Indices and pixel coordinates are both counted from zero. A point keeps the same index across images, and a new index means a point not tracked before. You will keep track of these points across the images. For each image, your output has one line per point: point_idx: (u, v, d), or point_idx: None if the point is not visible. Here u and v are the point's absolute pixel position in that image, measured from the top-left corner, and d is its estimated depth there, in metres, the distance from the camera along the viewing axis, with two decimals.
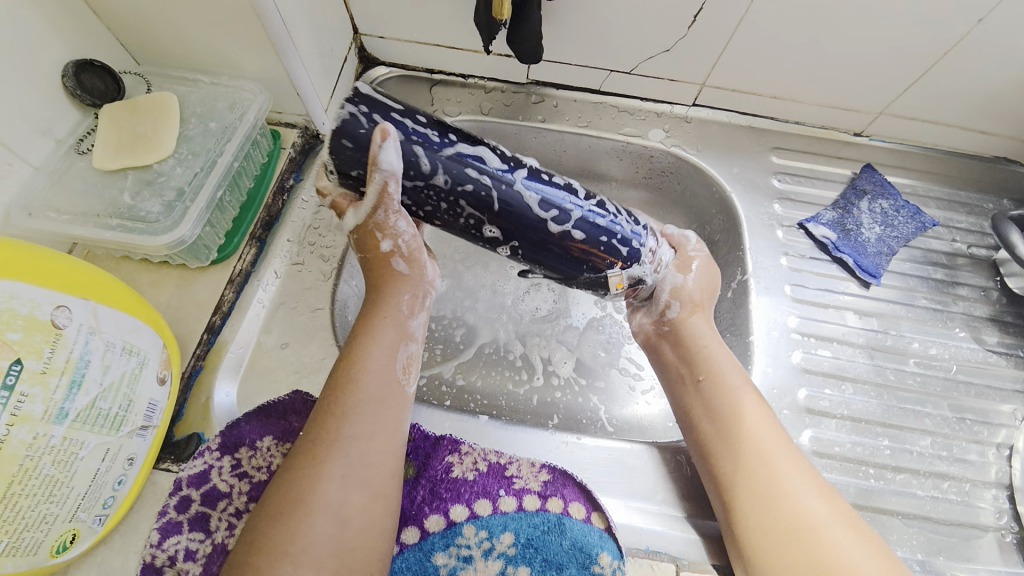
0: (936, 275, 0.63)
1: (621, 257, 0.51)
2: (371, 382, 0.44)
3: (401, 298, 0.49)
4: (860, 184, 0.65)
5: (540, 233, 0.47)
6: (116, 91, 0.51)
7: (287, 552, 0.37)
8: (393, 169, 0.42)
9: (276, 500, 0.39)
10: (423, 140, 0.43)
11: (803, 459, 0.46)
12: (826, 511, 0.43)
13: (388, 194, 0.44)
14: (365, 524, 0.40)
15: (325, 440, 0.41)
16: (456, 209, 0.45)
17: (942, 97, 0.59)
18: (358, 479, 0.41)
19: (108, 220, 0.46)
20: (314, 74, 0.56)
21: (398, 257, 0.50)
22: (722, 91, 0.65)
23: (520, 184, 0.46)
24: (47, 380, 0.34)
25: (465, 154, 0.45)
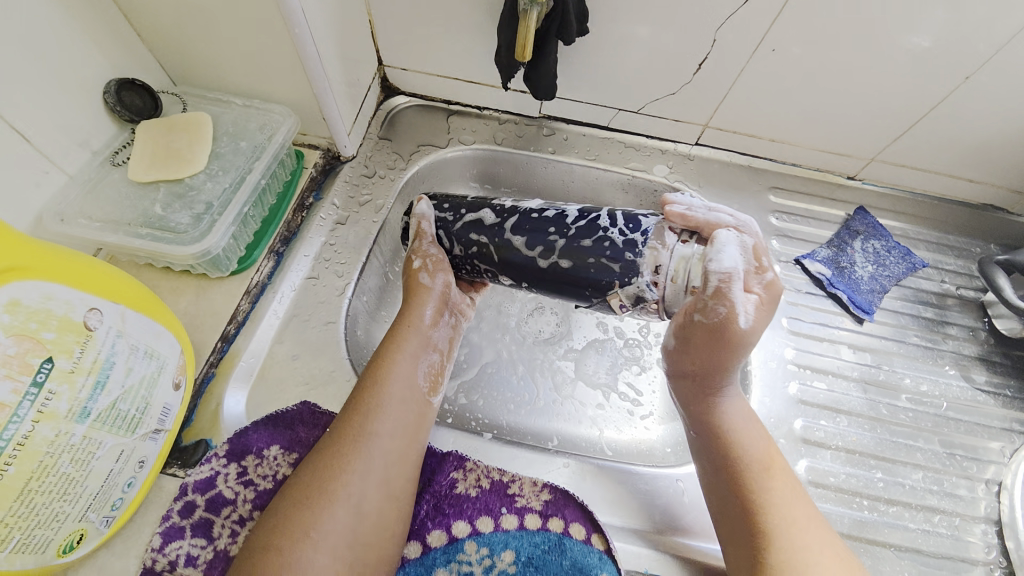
0: (927, 314, 0.65)
1: (616, 275, 0.46)
2: (396, 385, 0.47)
3: (424, 311, 0.51)
4: (854, 225, 0.68)
5: (536, 271, 0.49)
6: (154, 109, 0.54)
7: (310, 537, 0.39)
8: (425, 212, 0.54)
9: (304, 482, 0.42)
10: (444, 223, 0.53)
11: (805, 506, 0.46)
12: (825, 563, 0.43)
13: (424, 230, 0.54)
14: (382, 518, 0.43)
15: (350, 435, 0.44)
16: (475, 266, 0.53)
17: (930, 146, 0.63)
18: (379, 477, 0.43)
19: (137, 228, 0.48)
20: (341, 101, 0.59)
21: (423, 273, 0.53)
22: (723, 132, 0.69)
23: (510, 231, 0.50)
24: (74, 378, 0.35)
25: (472, 220, 0.52)
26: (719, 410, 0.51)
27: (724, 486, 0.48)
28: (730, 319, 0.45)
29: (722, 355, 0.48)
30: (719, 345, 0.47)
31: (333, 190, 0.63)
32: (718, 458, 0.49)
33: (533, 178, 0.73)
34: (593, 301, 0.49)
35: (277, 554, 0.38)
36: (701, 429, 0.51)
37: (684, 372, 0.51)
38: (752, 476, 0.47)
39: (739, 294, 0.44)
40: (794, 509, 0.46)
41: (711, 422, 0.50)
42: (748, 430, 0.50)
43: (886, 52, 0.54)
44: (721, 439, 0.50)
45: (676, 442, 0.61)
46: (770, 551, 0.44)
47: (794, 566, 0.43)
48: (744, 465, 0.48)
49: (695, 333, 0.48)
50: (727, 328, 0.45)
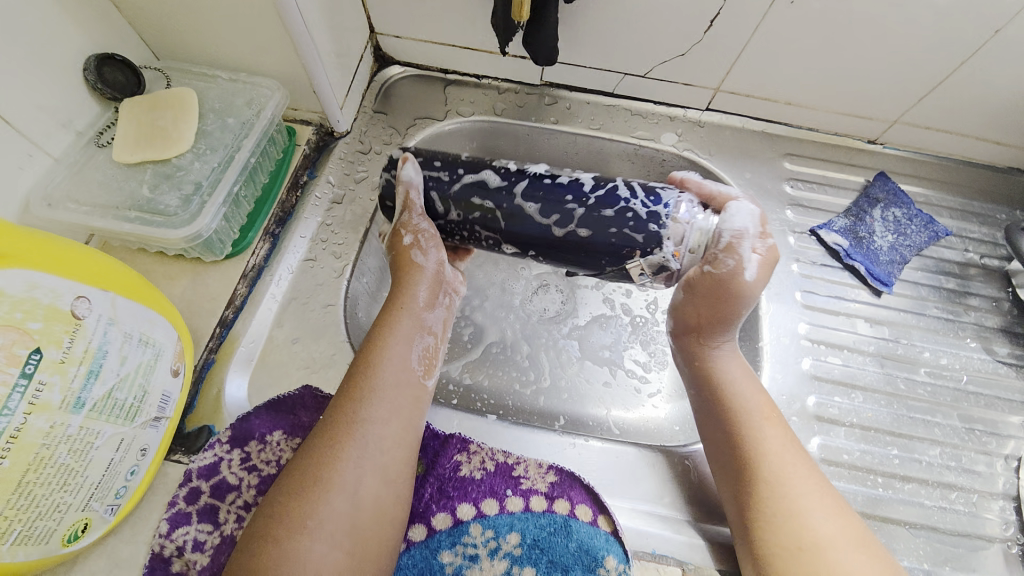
0: (948, 285, 0.62)
1: (639, 244, 0.47)
2: (386, 371, 0.46)
3: (418, 291, 0.50)
4: (874, 192, 0.65)
5: (550, 241, 0.48)
6: (137, 86, 0.52)
7: (305, 526, 0.39)
8: (412, 181, 0.48)
9: (299, 474, 0.41)
10: (437, 184, 0.48)
11: (801, 458, 0.46)
12: (818, 514, 0.43)
13: (412, 201, 0.49)
14: (379, 506, 0.42)
15: (341, 424, 0.43)
16: (475, 233, 0.50)
17: (958, 107, 0.59)
18: (375, 463, 0.42)
19: (126, 212, 0.47)
20: (331, 73, 0.57)
21: (416, 250, 0.50)
22: (735, 96, 0.65)
23: (521, 197, 0.48)
24: (66, 369, 0.34)
25: (473, 182, 0.48)
26: (718, 362, 0.51)
27: (720, 436, 0.48)
28: (738, 273, 0.48)
29: (724, 306, 0.50)
30: (724, 297, 0.49)
31: (328, 168, 0.61)
32: (715, 408, 0.49)
33: (535, 150, 0.70)
34: (606, 271, 0.50)
35: (274, 547, 0.38)
36: (700, 382, 0.51)
37: (687, 325, 0.52)
38: (748, 427, 0.47)
39: (749, 250, 0.48)
40: (790, 462, 0.45)
41: (710, 373, 0.51)
42: (745, 382, 0.49)
43: (911, 6, 0.50)
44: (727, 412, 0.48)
45: (683, 420, 0.59)
46: (763, 499, 0.44)
47: (785, 513, 0.43)
48: (740, 415, 0.48)
49: (701, 285, 0.50)
50: (733, 281, 0.48)
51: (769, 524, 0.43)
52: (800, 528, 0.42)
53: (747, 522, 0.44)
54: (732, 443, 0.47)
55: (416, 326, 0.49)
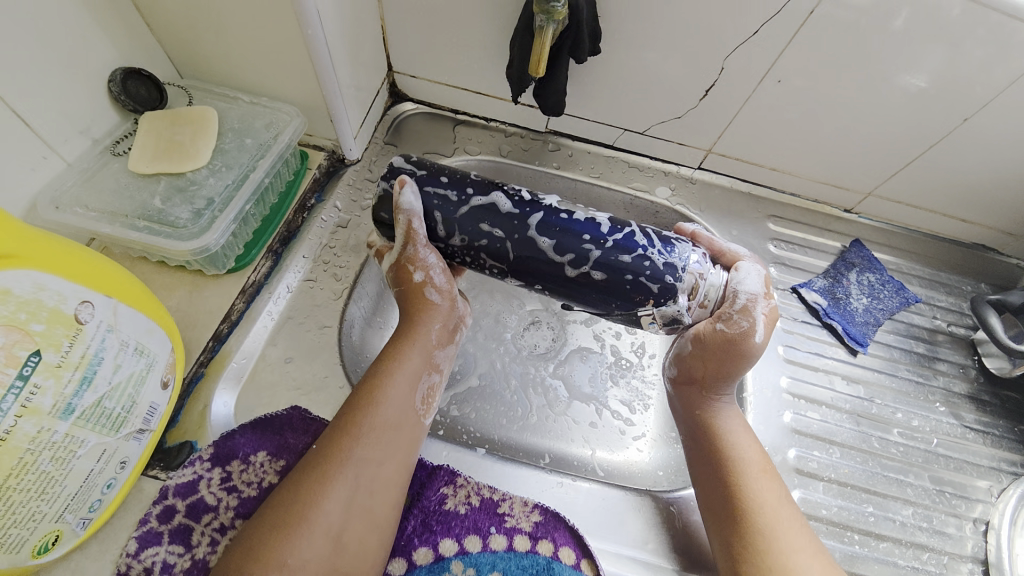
0: (918, 349, 0.66)
1: (653, 294, 0.48)
2: (388, 409, 0.45)
3: (429, 329, 0.50)
4: (850, 257, 0.69)
5: (557, 275, 0.49)
6: (159, 101, 0.53)
7: (285, 564, 0.37)
8: (413, 210, 0.49)
9: (283, 511, 0.39)
10: (443, 203, 0.49)
11: (792, 513, 0.47)
12: (811, 572, 0.43)
13: (413, 232, 0.49)
14: (361, 547, 0.41)
15: (337, 460, 0.42)
16: (479, 259, 0.50)
17: (925, 184, 0.65)
18: (361, 505, 0.41)
19: (135, 220, 0.47)
20: (350, 105, 0.59)
21: (431, 288, 0.51)
22: (727, 159, 0.69)
23: (535, 229, 0.49)
24: (61, 373, 0.34)
25: (481, 206, 0.49)
26: (721, 416, 0.52)
27: (716, 484, 0.49)
28: (750, 334, 0.51)
29: (730, 364, 0.52)
30: (730, 354, 0.51)
31: (335, 193, 0.63)
32: (711, 458, 0.50)
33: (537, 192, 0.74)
34: (615, 312, 0.51)
35: None
36: (698, 431, 0.52)
37: (691, 375, 0.54)
38: (745, 478, 0.48)
39: (761, 312, 0.51)
40: (784, 517, 0.46)
41: (708, 424, 0.52)
42: (744, 436, 0.51)
43: (884, 89, 0.55)
44: (721, 464, 0.49)
45: (666, 465, 0.61)
46: (757, 552, 0.44)
47: (780, 569, 0.43)
48: (738, 465, 0.49)
49: (711, 340, 0.51)
50: (744, 341, 0.51)
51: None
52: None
53: (738, 575, 0.44)
54: (728, 495, 0.48)
55: (427, 362, 0.49)
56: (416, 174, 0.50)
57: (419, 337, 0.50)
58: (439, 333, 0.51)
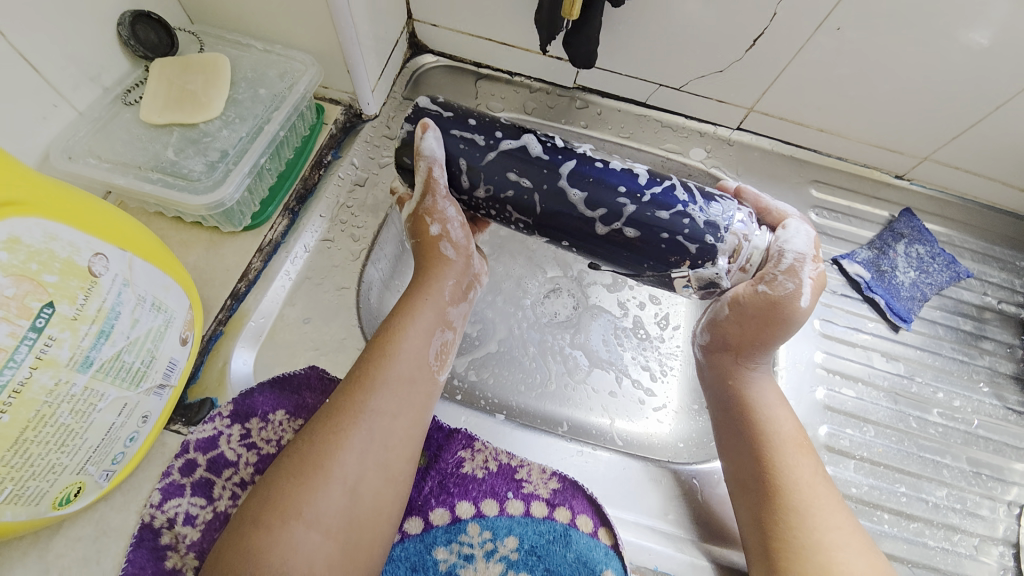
0: (965, 327, 0.62)
1: (689, 255, 0.46)
2: (401, 362, 0.44)
3: (444, 283, 0.49)
4: (898, 227, 0.64)
5: (585, 230, 0.47)
6: (169, 48, 0.51)
7: (301, 514, 0.36)
8: (435, 156, 0.46)
9: (297, 459, 0.39)
10: (470, 147, 0.46)
11: (828, 489, 0.45)
12: (849, 552, 0.42)
13: (434, 179, 0.47)
14: (380, 501, 0.40)
15: (348, 410, 0.41)
16: (506, 211, 0.48)
17: (988, 150, 0.59)
18: (376, 456, 0.40)
19: (148, 172, 0.46)
20: (367, 55, 0.56)
21: (445, 242, 0.49)
22: (768, 118, 0.64)
23: (567, 180, 0.46)
24: (77, 326, 0.33)
25: (511, 153, 0.46)
26: (751, 384, 0.50)
27: (746, 457, 0.47)
28: (795, 296, 0.48)
29: (771, 330, 0.49)
30: (768, 321, 0.49)
31: (352, 149, 0.60)
32: (744, 430, 0.48)
33: None
34: (644, 272, 0.49)
35: (265, 534, 0.36)
36: (730, 402, 0.50)
37: (726, 341, 0.51)
38: (782, 454, 0.46)
39: (808, 273, 0.48)
40: (820, 493, 0.45)
41: (743, 396, 0.50)
42: (780, 408, 0.49)
43: (963, 39, 0.49)
44: (755, 437, 0.47)
45: (688, 437, 0.59)
46: (790, 528, 0.43)
47: (816, 546, 0.42)
48: (772, 439, 0.47)
49: (752, 303, 0.49)
50: (787, 305, 0.48)
51: (797, 556, 0.42)
52: (828, 561, 0.41)
53: (770, 548, 0.43)
54: (761, 470, 0.46)
55: (442, 313, 0.48)
56: (445, 116, 0.47)
57: (437, 294, 0.48)
58: (454, 288, 0.49)
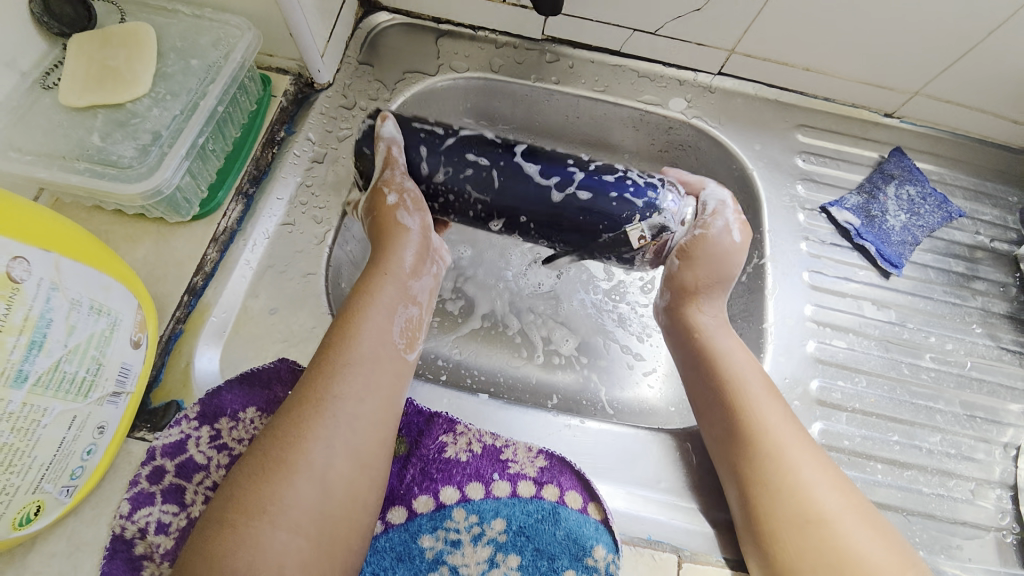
0: (957, 268, 0.60)
1: (638, 209, 0.46)
2: (363, 344, 0.42)
3: (403, 256, 0.46)
4: (888, 168, 0.62)
5: (544, 203, 0.46)
6: (88, 20, 0.46)
7: (265, 511, 0.35)
8: (393, 134, 0.47)
9: (260, 455, 0.37)
10: (428, 136, 0.47)
11: (797, 428, 0.45)
12: (824, 488, 0.42)
13: (393, 157, 0.47)
14: (354, 490, 0.38)
15: (308, 400, 0.39)
16: (464, 195, 0.46)
17: (982, 80, 0.56)
18: (345, 444, 0.38)
19: (75, 162, 0.41)
20: (311, 16, 0.51)
21: (403, 212, 0.47)
22: (751, 60, 0.60)
23: (521, 157, 0.47)
24: (2, 338, 0.30)
25: (465, 139, 0.47)
26: (711, 332, 0.50)
27: (716, 409, 0.47)
28: (727, 236, 0.50)
29: (719, 271, 0.50)
30: (717, 263, 0.50)
31: (307, 123, 0.56)
32: (711, 380, 0.47)
33: (535, 113, 0.66)
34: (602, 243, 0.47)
35: (230, 532, 0.34)
36: (696, 354, 0.49)
37: (681, 293, 0.51)
38: (748, 400, 0.45)
39: (733, 216, 0.51)
40: (790, 431, 0.44)
41: (706, 346, 0.49)
42: (743, 353, 0.48)
43: None
44: (723, 388, 0.47)
45: (678, 401, 0.58)
46: (763, 473, 0.43)
47: (787, 488, 0.42)
48: (737, 385, 0.46)
49: (694, 247, 0.50)
50: (721, 243, 0.50)
51: (771, 500, 0.42)
52: (802, 498, 0.41)
53: (747, 498, 0.43)
54: (730, 420, 0.45)
55: (405, 289, 0.46)
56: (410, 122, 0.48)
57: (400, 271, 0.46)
58: (417, 263, 0.47)
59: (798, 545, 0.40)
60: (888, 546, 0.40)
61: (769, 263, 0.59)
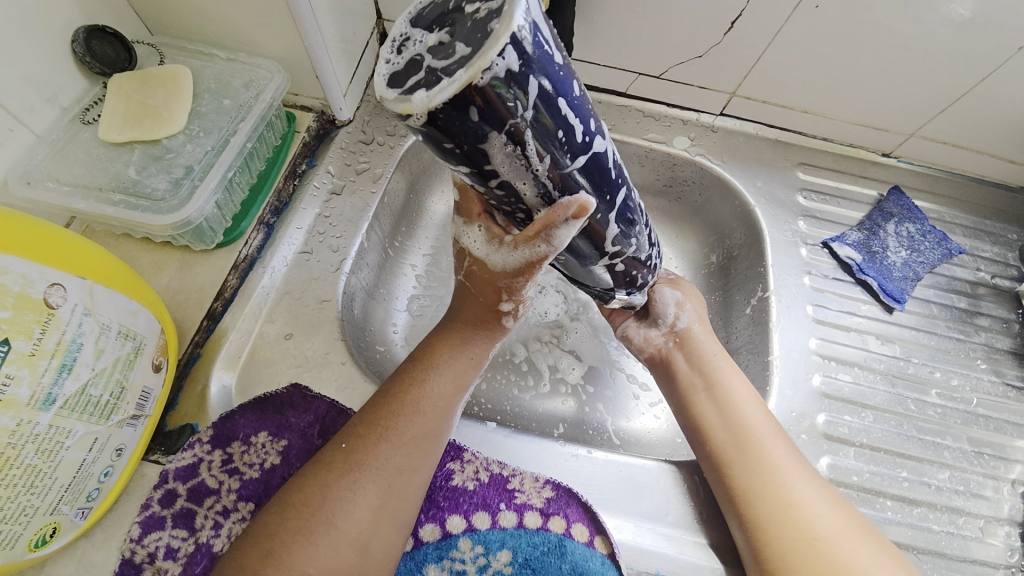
0: (959, 304, 0.61)
1: (637, 291, 0.46)
2: (427, 418, 0.42)
3: (489, 344, 0.46)
4: (887, 206, 0.63)
5: (587, 261, 0.38)
6: (128, 62, 0.49)
7: (308, 573, 0.35)
8: (560, 246, 0.33)
9: (303, 513, 0.37)
10: (561, 132, 0.27)
11: (797, 454, 0.46)
12: (823, 508, 0.43)
13: (542, 266, 0.36)
14: (388, 552, 0.39)
15: (364, 465, 0.39)
16: (524, 222, 0.34)
17: (975, 123, 0.58)
18: (388, 508, 0.39)
19: (110, 194, 0.44)
20: (337, 60, 0.54)
21: (508, 317, 0.45)
22: (752, 102, 0.63)
23: (614, 215, 0.34)
24: (36, 362, 0.31)
25: (594, 166, 0.30)
26: (719, 365, 0.51)
27: (726, 442, 0.47)
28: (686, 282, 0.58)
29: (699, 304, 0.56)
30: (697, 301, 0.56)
31: (327, 157, 0.58)
32: (722, 412, 0.48)
33: None
34: (599, 293, 0.45)
35: None
36: (704, 385, 0.50)
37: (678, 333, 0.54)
38: (753, 429, 0.47)
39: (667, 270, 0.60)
40: (789, 457, 0.45)
41: (712, 378, 0.50)
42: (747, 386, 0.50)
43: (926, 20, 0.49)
44: (733, 419, 0.48)
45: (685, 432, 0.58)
46: (771, 498, 0.43)
47: (788, 508, 0.43)
48: (741, 415, 0.48)
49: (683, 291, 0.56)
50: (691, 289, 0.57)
51: (779, 526, 0.42)
52: (804, 520, 0.42)
53: (753, 525, 0.43)
54: (739, 448, 0.46)
55: (477, 365, 0.46)
56: (534, 59, 0.24)
57: (477, 352, 0.46)
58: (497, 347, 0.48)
59: (805, 567, 0.40)
60: (896, 567, 0.41)
61: (773, 297, 0.60)
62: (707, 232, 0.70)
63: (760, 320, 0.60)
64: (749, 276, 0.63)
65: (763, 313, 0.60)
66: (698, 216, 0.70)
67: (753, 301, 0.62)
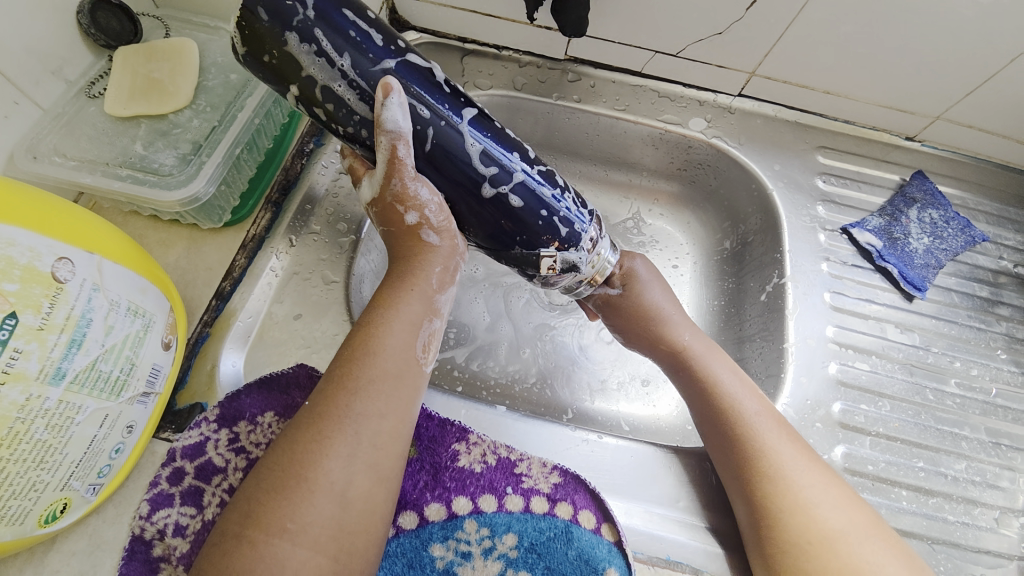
0: (981, 293, 0.60)
1: (560, 237, 0.43)
2: (387, 359, 0.37)
3: (432, 271, 0.41)
4: (910, 192, 0.62)
5: (470, 189, 0.40)
6: (133, 35, 0.48)
7: (286, 529, 0.32)
8: (400, 129, 0.36)
9: (279, 471, 0.33)
10: (359, 40, 0.34)
11: (804, 451, 0.44)
12: (829, 506, 0.41)
13: (399, 158, 0.37)
14: (370, 506, 0.35)
15: (332, 415, 0.35)
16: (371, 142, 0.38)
17: (1005, 106, 0.56)
18: (364, 460, 0.35)
19: (117, 169, 0.43)
20: None
21: (427, 230, 0.41)
22: (772, 82, 0.61)
23: (465, 128, 0.38)
24: (44, 336, 0.31)
25: (408, 73, 0.36)
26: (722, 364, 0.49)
27: (727, 439, 0.46)
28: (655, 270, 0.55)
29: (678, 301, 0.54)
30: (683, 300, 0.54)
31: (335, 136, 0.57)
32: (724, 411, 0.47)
33: (556, 130, 0.68)
34: (513, 250, 0.43)
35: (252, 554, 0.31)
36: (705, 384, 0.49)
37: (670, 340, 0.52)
38: (756, 427, 0.45)
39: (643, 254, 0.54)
40: (796, 457, 0.43)
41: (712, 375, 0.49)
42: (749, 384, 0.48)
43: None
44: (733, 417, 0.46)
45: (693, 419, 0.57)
46: (774, 495, 0.42)
47: (792, 509, 0.41)
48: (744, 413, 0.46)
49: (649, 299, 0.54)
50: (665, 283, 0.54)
51: (782, 524, 0.41)
52: (805, 520, 0.40)
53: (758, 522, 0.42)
54: (742, 446, 0.45)
55: (429, 302, 0.41)
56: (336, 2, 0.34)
57: (421, 282, 0.41)
58: (450, 274, 0.42)
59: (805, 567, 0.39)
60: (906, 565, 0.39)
61: (790, 283, 0.59)
62: (721, 216, 0.69)
63: (774, 308, 0.59)
64: (764, 262, 0.62)
65: (779, 300, 0.59)
66: (712, 201, 0.69)
67: (767, 287, 0.61)
